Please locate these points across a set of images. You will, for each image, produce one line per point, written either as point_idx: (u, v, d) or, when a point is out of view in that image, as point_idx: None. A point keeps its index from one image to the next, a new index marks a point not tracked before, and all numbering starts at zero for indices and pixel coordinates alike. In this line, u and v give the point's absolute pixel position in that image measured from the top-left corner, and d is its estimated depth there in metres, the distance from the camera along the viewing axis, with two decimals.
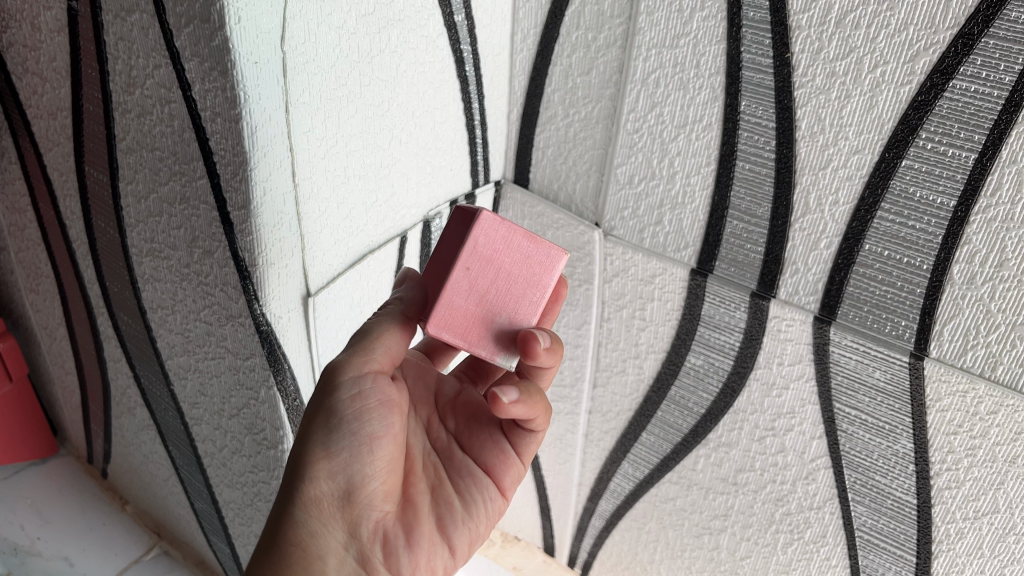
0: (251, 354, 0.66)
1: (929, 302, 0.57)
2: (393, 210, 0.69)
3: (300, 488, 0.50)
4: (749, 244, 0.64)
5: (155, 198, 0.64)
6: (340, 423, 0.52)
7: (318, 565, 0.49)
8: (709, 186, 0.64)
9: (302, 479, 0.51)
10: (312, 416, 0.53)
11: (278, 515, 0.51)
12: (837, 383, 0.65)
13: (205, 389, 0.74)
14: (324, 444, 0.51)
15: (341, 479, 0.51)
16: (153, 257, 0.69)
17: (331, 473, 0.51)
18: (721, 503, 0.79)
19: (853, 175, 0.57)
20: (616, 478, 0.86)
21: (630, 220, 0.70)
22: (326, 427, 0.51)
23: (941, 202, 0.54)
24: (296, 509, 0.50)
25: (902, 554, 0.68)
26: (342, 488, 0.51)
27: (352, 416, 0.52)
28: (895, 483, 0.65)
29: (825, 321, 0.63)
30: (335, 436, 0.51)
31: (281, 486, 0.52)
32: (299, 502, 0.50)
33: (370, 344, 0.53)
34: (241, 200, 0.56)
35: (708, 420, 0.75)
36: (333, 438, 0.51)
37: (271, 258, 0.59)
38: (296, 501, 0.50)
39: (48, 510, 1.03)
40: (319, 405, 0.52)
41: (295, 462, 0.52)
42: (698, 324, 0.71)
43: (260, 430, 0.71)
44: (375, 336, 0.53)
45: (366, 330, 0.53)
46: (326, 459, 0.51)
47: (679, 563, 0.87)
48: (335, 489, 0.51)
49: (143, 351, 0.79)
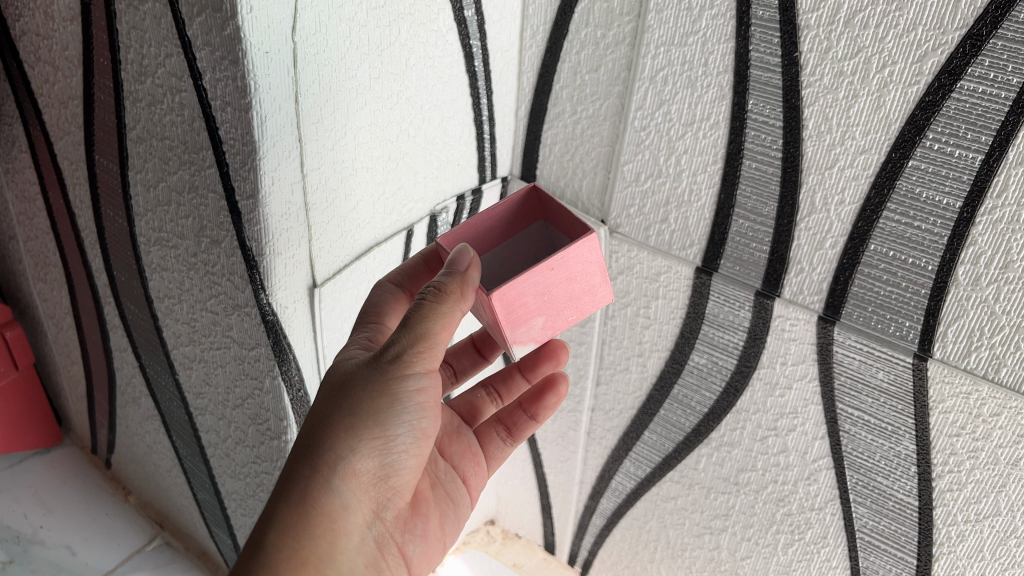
0: (257, 343, 0.66)
1: (933, 303, 0.57)
2: (400, 203, 0.69)
3: (349, 460, 0.51)
4: (754, 243, 0.64)
5: (164, 188, 0.65)
6: (401, 410, 0.51)
7: (340, 536, 0.51)
8: (716, 184, 0.64)
9: (353, 452, 0.51)
10: (373, 388, 0.50)
11: (313, 476, 0.50)
12: (841, 383, 0.65)
13: (209, 379, 0.74)
14: (384, 423, 0.51)
15: (384, 461, 0.52)
16: (161, 247, 0.69)
17: (377, 452, 0.52)
18: (722, 503, 0.79)
19: (859, 176, 0.57)
20: (618, 476, 0.87)
21: (636, 217, 0.70)
22: (390, 410, 0.51)
23: (947, 203, 0.54)
24: (337, 478, 0.50)
25: (903, 556, 0.68)
26: (380, 467, 0.53)
27: (414, 407, 0.52)
28: (897, 485, 0.65)
29: (829, 321, 0.63)
30: (397, 420, 0.51)
31: (321, 445, 0.50)
32: (343, 473, 0.51)
33: (432, 331, 0.50)
34: (249, 189, 0.56)
35: (710, 419, 0.75)
36: (393, 423, 0.51)
37: (278, 247, 0.59)
38: (339, 471, 0.50)
39: (52, 499, 1.03)
40: (384, 384, 0.50)
41: (347, 432, 0.50)
42: (702, 323, 0.71)
43: (264, 421, 0.71)
44: (438, 328, 0.50)
45: (430, 323, 0.50)
46: (380, 441, 0.51)
47: (680, 562, 0.87)
48: (374, 468, 0.52)
49: (149, 341, 0.80)
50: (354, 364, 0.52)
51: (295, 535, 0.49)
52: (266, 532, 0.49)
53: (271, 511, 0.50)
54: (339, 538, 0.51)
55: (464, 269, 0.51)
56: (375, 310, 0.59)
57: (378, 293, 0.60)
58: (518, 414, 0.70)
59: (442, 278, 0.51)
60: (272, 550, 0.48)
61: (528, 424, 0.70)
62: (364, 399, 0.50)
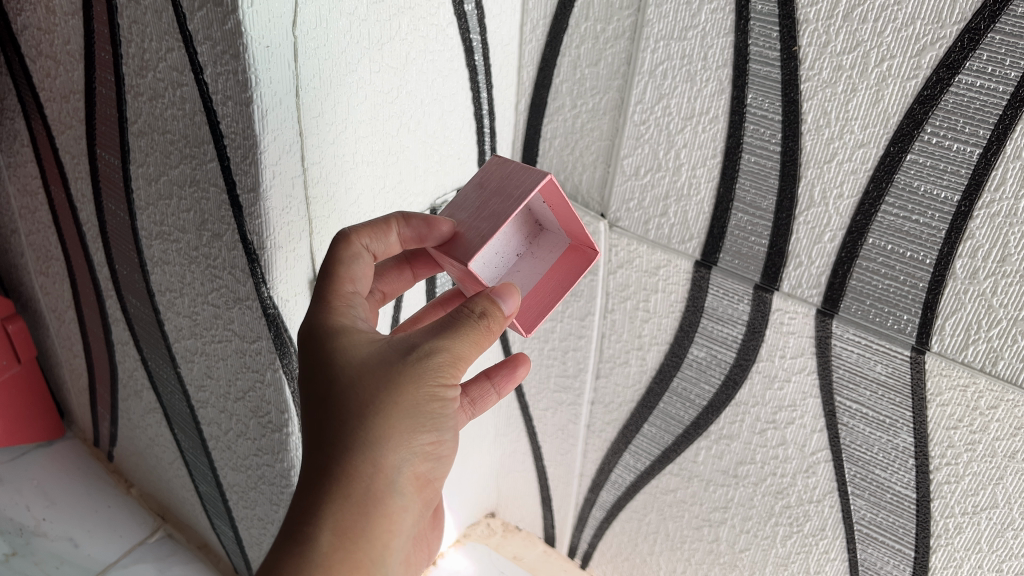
0: (258, 336, 0.66)
1: (931, 296, 0.57)
2: (401, 197, 0.69)
3: (405, 460, 0.47)
4: (753, 237, 0.64)
5: (165, 181, 0.65)
6: (447, 416, 0.49)
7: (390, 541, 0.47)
8: (714, 178, 0.64)
9: (408, 452, 0.48)
10: (425, 390, 0.47)
11: (371, 475, 0.46)
12: (839, 376, 0.65)
13: (211, 371, 0.75)
14: (434, 426, 0.49)
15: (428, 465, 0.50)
16: (163, 240, 0.70)
17: (425, 455, 0.49)
18: (721, 495, 0.79)
19: (858, 169, 0.57)
20: (617, 469, 0.87)
21: (635, 211, 0.71)
22: (440, 414, 0.48)
23: (945, 196, 0.54)
24: (396, 480, 0.47)
25: (901, 548, 0.68)
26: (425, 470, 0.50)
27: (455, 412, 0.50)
28: (895, 478, 0.65)
29: (828, 314, 0.63)
30: (444, 424, 0.49)
31: (377, 441, 0.46)
32: (401, 474, 0.47)
33: (472, 348, 0.49)
34: (250, 183, 0.57)
35: (709, 412, 0.76)
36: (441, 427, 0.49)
37: (279, 240, 0.60)
38: (398, 473, 0.47)
39: (54, 492, 1.03)
40: (434, 388, 0.47)
41: (405, 431, 0.47)
42: (702, 316, 0.71)
43: (265, 413, 0.71)
44: (476, 345, 0.49)
45: (471, 341, 0.49)
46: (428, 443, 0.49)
47: (679, 555, 0.87)
48: (421, 471, 0.49)
49: (150, 334, 0.80)
50: (384, 353, 0.48)
51: (353, 536, 0.45)
52: (316, 530, 0.43)
53: (316, 507, 0.44)
54: (392, 542, 0.47)
55: (508, 309, 0.50)
56: (348, 278, 0.53)
57: (348, 257, 0.54)
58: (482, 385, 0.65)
59: (483, 301, 0.50)
60: (329, 551, 0.43)
61: (489, 395, 0.65)
62: (421, 398, 0.47)
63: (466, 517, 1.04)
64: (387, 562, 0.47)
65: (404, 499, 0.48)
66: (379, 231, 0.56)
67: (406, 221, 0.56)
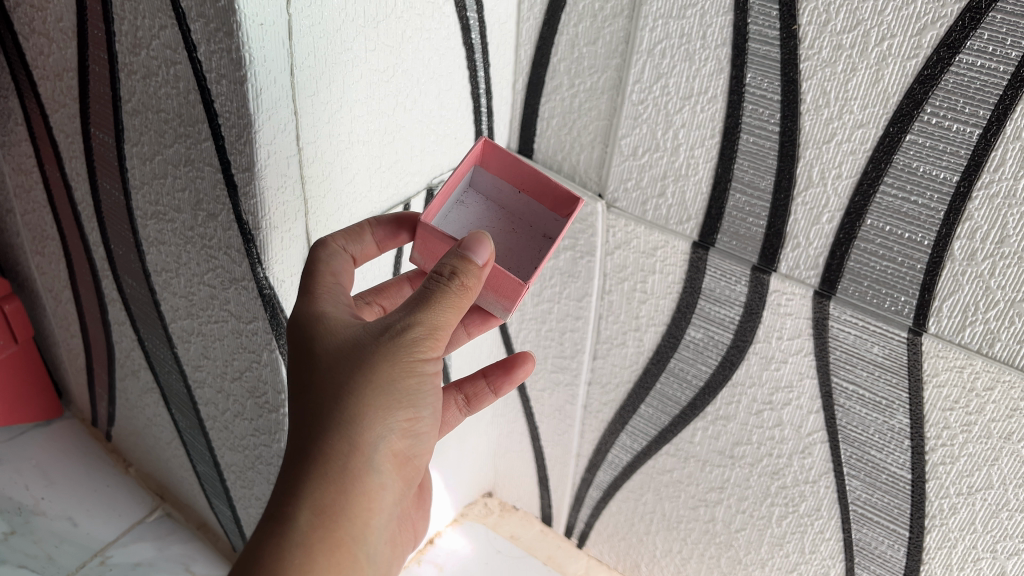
0: (255, 317, 0.66)
1: (929, 278, 0.57)
2: (397, 176, 0.69)
3: (383, 438, 0.47)
4: (751, 218, 0.64)
5: (160, 160, 0.64)
6: (425, 392, 0.49)
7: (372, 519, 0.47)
8: (713, 159, 0.64)
9: (387, 430, 0.48)
10: (401, 367, 0.47)
11: (350, 454, 0.46)
12: (836, 357, 0.65)
13: (208, 352, 0.75)
14: (412, 404, 0.48)
15: (407, 442, 0.50)
16: (158, 220, 0.69)
17: (403, 432, 0.49)
18: (718, 475, 0.79)
19: (857, 150, 0.57)
20: (614, 449, 0.87)
21: (633, 191, 0.70)
22: (417, 390, 0.48)
23: (944, 177, 0.54)
24: (375, 458, 0.47)
25: (895, 528, 0.68)
26: (404, 447, 0.50)
27: (433, 387, 0.50)
28: (890, 458, 0.66)
29: (825, 296, 0.63)
30: (422, 400, 0.49)
31: (354, 421, 0.46)
32: (379, 451, 0.47)
33: (449, 319, 0.48)
34: (245, 163, 0.56)
35: (706, 392, 0.76)
36: (419, 403, 0.49)
37: (275, 221, 0.60)
38: (376, 451, 0.47)
39: (52, 472, 1.03)
40: (411, 364, 0.47)
41: (382, 409, 0.47)
42: (699, 298, 0.71)
43: (262, 393, 0.71)
44: (451, 311, 0.48)
45: (444, 312, 0.47)
46: (406, 420, 0.49)
47: (675, 534, 0.88)
48: (400, 448, 0.49)
49: (147, 314, 0.80)
50: (360, 335, 0.48)
51: (333, 515, 0.45)
52: (297, 511, 0.44)
53: (297, 487, 0.44)
54: (374, 519, 0.47)
55: (482, 261, 0.48)
56: (329, 272, 0.54)
57: (328, 254, 0.55)
58: (478, 383, 0.65)
59: (455, 261, 0.48)
60: (308, 531, 0.43)
61: (487, 395, 0.65)
62: (396, 375, 0.47)
63: (464, 496, 1.04)
64: (370, 539, 0.47)
65: (384, 476, 0.48)
66: (354, 235, 0.57)
67: (377, 223, 0.58)
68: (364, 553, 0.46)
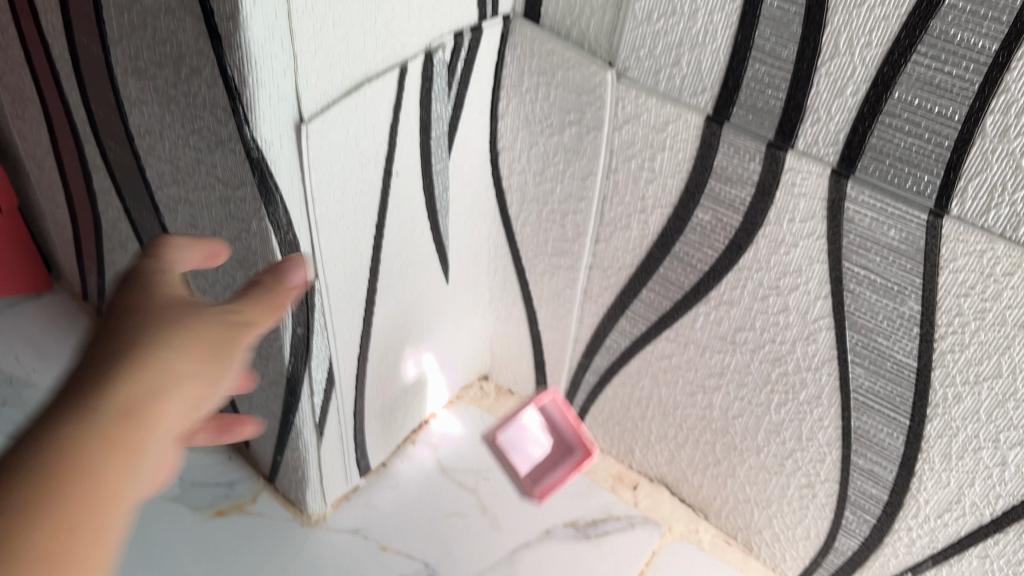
0: (243, 183, 0.63)
1: (956, 157, 0.54)
2: (393, 36, 0.63)
3: (164, 341, 0.43)
4: (770, 90, 0.60)
5: (138, 9, 0.60)
6: (205, 317, 0.45)
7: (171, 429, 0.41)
8: (734, 24, 0.59)
9: (166, 336, 0.43)
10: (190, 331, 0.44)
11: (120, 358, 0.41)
12: (849, 241, 0.62)
13: (196, 221, 0.72)
14: (207, 331, 0.44)
15: (215, 359, 0.44)
16: (139, 78, 0.65)
17: (204, 358, 0.44)
18: (717, 362, 0.78)
19: (890, 15, 0.52)
20: (613, 335, 0.86)
21: (646, 60, 0.66)
22: (187, 311, 0.45)
23: (983, 45, 0.50)
24: (161, 352, 0.42)
25: (896, 416, 0.68)
26: (218, 363, 0.45)
27: (223, 314, 0.46)
28: (897, 346, 0.64)
29: (843, 175, 0.60)
30: (215, 326, 0.45)
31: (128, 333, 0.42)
32: (158, 351, 0.42)
33: (250, 318, 0.47)
34: (229, 9, 0.52)
35: (711, 277, 0.73)
36: (206, 320, 0.45)
37: (261, 77, 0.55)
38: (155, 351, 0.42)
39: (44, 345, 1.03)
40: (208, 337, 0.45)
41: (164, 327, 0.43)
42: (710, 177, 0.68)
43: (253, 263, 0.69)
44: (271, 312, 0.48)
45: (251, 325, 0.47)
46: (192, 333, 0.44)
47: (670, 420, 0.87)
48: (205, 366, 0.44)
49: (132, 182, 0.77)
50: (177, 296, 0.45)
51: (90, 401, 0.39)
52: (93, 399, 0.39)
53: (104, 379, 0.40)
54: (155, 437, 0.41)
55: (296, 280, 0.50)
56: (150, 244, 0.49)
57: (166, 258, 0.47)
58: None
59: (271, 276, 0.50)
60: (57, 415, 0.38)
61: None
62: (153, 305, 0.44)
63: (459, 380, 1.03)
64: (147, 452, 0.40)
65: (178, 389, 0.42)
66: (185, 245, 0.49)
67: None
68: (135, 469, 0.39)
